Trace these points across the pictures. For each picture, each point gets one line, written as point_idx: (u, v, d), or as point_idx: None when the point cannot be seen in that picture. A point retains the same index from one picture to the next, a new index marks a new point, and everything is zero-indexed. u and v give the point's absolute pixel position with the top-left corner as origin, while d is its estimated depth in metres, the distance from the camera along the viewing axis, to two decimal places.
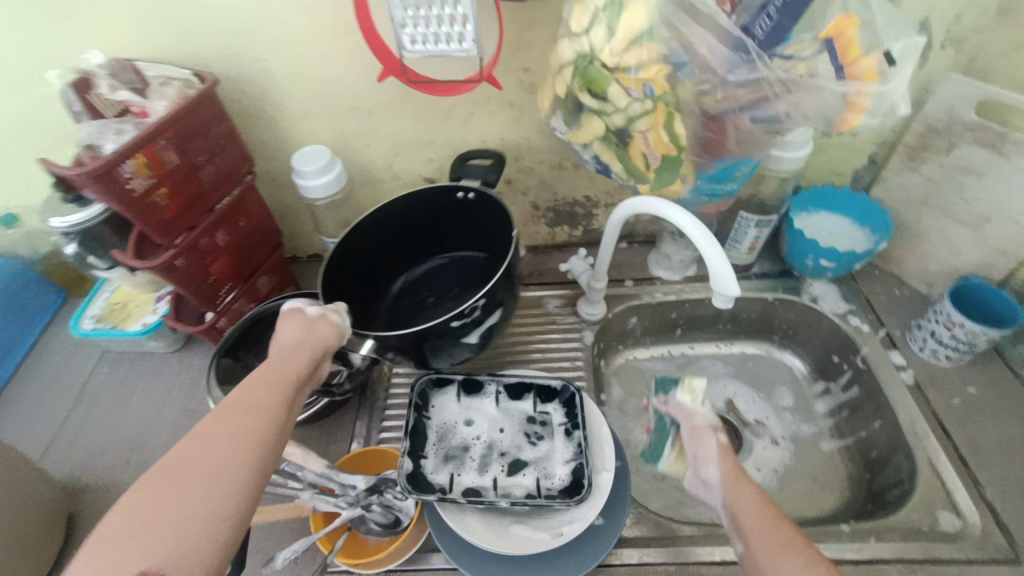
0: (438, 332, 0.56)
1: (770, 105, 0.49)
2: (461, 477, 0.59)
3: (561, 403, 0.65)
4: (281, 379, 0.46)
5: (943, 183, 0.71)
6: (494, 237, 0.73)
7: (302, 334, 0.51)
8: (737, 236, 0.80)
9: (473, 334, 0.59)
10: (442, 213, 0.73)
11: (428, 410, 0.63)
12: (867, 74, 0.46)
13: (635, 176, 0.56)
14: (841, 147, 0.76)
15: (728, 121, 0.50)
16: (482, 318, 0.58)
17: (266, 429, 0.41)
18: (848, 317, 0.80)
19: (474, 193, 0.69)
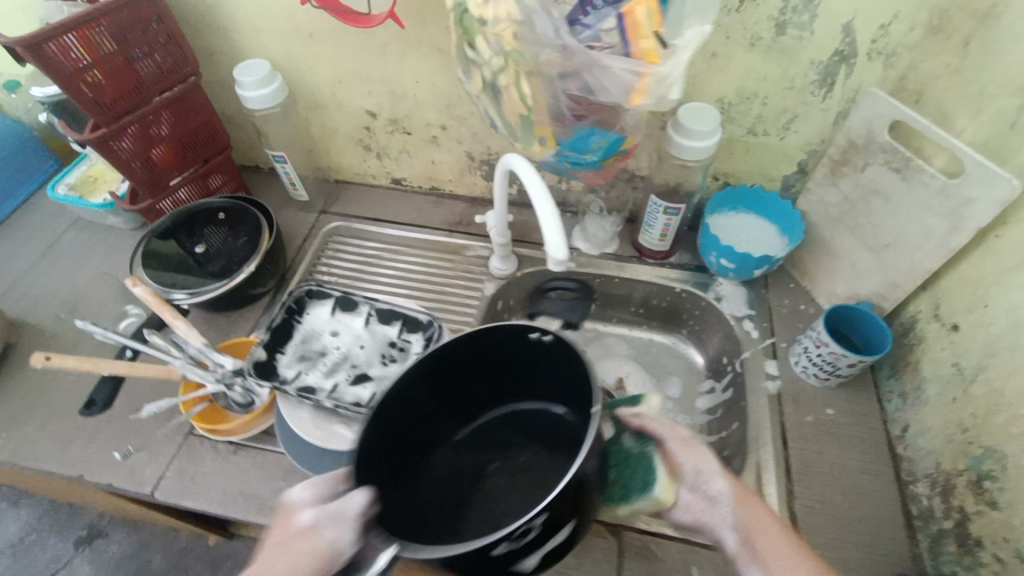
0: (473, 559, 0.39)
1: (580, 75, 0.49)
2: (307, 375, 0.67)
3: (423, 335, 0.71)
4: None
5: (854, 203, 0.68)
6: (575, 390, 0.54)
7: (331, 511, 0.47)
8: (649, 221, 0.80)
9: (532, 556, 0.42)
10: (494, 352, 0.55)
11: (301, 314, 0.71)
12: (649, 55, 0.47)
13: (509, 130, 0.59)
14: (771, 150, 0.74)
15: (552, 87, 0.50)
16: (535, 539, 0.40)
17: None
18: (743, 321, 0.80)
19: (552, 337, 0.50)
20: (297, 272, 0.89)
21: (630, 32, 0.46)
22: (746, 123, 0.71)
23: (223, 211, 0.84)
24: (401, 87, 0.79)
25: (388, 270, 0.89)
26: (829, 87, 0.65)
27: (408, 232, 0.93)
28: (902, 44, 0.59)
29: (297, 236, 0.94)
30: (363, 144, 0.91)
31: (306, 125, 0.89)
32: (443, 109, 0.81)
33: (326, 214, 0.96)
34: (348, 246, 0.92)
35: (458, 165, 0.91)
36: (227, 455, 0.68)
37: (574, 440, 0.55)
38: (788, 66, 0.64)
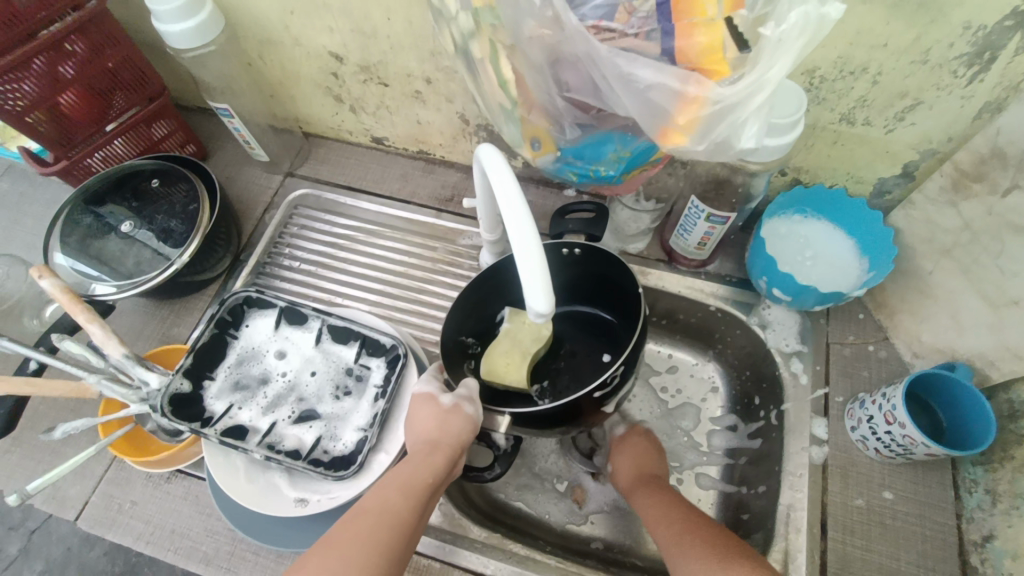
0: (578, 404, 0.50)
1: (584, 67, 0.31)
2: (240, 411, 0.56)
3: (386, 363, 0.57)
4: (412, 484, 0.47)
5: (980, 237, 0.49)
6: (613, 293, 0.60)
7: (435, 431, 0.50)
8: (685, 225, 0.61)
9: (611, 404, 0.53)
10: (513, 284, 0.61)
11: (237, 328, 0.59)
12: (710, 58, 0.29)
13: (487, 106, 0.40)
14: (867, 146, 0.53)
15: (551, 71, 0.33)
16: (620, 386, 0.51)
17: (401, 517, 0.45)
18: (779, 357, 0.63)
19: (580, 249, 0.57)
20: (255, 252, 0.74)
21: (675, 21, 0.28)
22: (841, 106, 0.49)
23: (154, 178, 0.69)
24: (370, 27, 0.59)
25: (362, 257, 0.74)
26: (982, 67, 0.43)
27: (387, 208, 0.77)
28: None
29: (258, 204, 0.78)
30: (332, 94, 0.72)
31: (261, 67, 0.71)
32: (425, 58, 0.61)
33: (294, 177, 0.80)
34: (317, 222, 0.77)
35: (450, 128, 0.71)
36: (159, 482, 0.59)
37: (618, 332, 0.62)
38: (926, 31, 0.42)
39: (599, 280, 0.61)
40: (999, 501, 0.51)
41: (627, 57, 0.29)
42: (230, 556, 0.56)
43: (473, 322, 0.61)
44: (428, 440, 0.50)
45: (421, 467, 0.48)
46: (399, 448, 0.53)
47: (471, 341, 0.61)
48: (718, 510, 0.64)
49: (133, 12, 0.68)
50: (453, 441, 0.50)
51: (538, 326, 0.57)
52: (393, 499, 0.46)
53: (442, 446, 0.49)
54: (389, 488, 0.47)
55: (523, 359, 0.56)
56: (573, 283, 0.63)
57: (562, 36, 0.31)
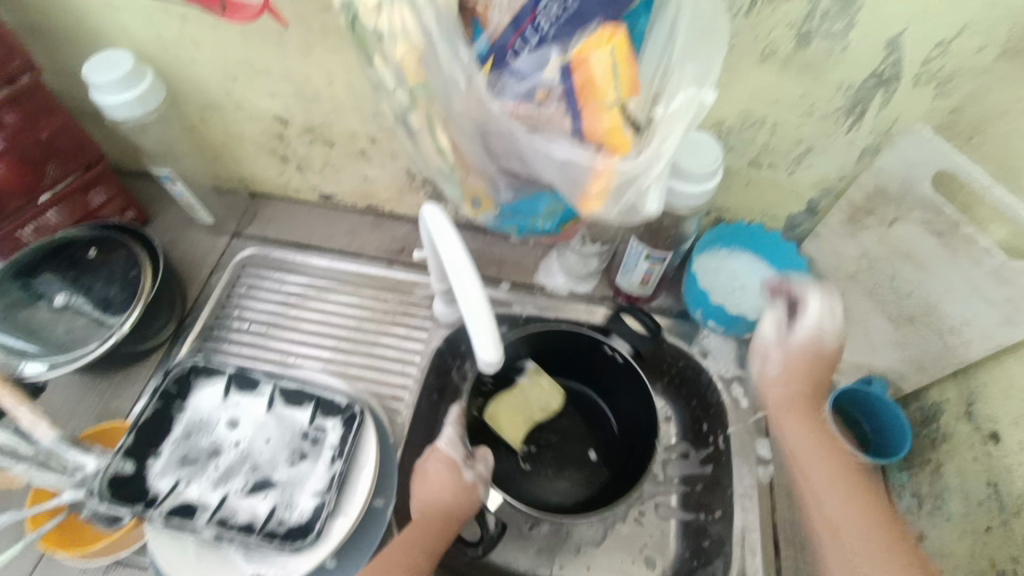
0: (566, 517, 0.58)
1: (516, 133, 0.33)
2: (187, 487, 0.53)
3: (341, 422, 0.56)
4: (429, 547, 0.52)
5: (878, 263, 0.55)
6: (615, 381, 0.70)
7: (450, 499, 0.55)
8: (627, 265, 0.66)
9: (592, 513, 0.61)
10: (536, 338, 0.69)
11: (183, 399, 0.57)
12: (615, 136, 0.31)
13: (428, 165, 0.42)
14: (775, 186, 0.59)
15: (487, 137, 0.35)
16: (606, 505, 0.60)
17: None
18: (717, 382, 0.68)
19: (620, 355, 0.66)
20: (200, 316, 0.73)
21: (584, 103, 0.30)
22: (748, 153, 0.55)
23: (92, 246, 0.67)
24: (314, 91, 0.62)
25: (314, 315, 0.74)
26: (858, 117, 0.49)
27: (337, 263, 0.78)
28: (962, 69, 0.44)
29: (203, 266, 0.77)
30: (278, 154, 0.73)
31: (204, 131, 0.71)
32: (369, 119, 0.64)
33: (240, 237, 0.79)
34: (266, 281, 0.76)
35: (396, 184, 0.74)
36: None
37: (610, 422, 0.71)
38: (807, 89, 0.48)
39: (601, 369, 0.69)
40: (926, 502, 0.55)
41: (542, 138, 0.32)
42: None
43: (496, 367, 0.68)
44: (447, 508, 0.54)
45: (433, 531, 0.53)
46: (358, 511, 0.52)
47: (488, 381, 0.68)
48: (680, 538, 0.66)
49: (68, 82, 0.68)
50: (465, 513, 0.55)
51: (549, 398, 0.70)
52: (412, 560, 0.51)
53: (452, 515, 0.54)
54: (409, 550, 0.51)
55: (526, 422, 0.68)
56: (581, 365, 0.71)
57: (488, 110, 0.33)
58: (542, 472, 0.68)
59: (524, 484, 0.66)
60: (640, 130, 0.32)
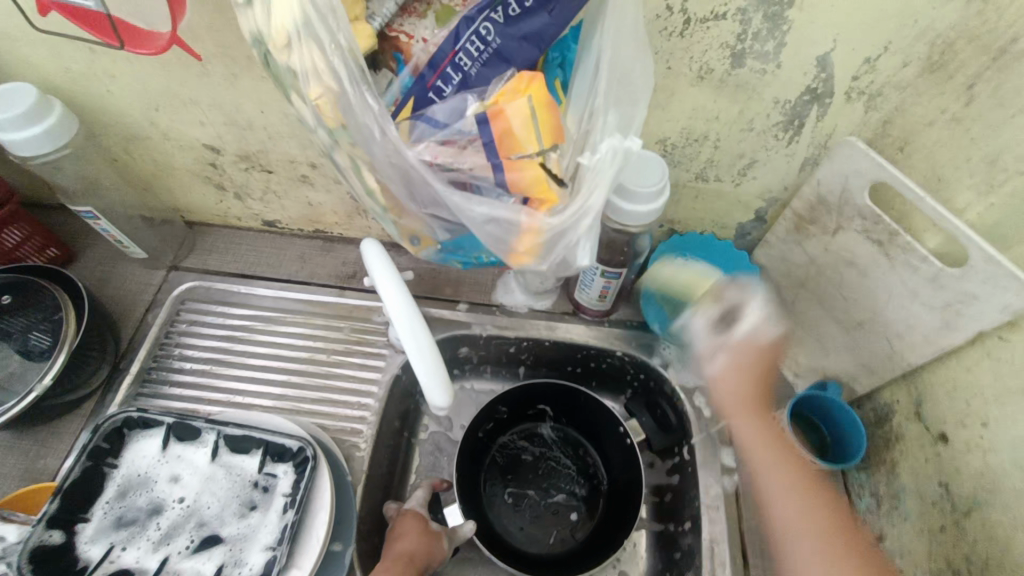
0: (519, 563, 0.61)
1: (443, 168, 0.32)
2: (123, 552, 0.48)
3: (293, 466, 0.53)
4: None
5: (824, 270, 0.56)
6: (605, 439, 0.71)
7: (417, 543, 0.57)
8: (584, 282, 0.65)
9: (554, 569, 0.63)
10: (557, 388, 0.72)
11: (116, 456, 0.52)
12: (539, 188, 0.33)
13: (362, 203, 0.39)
14: (723, 198, 0.59)
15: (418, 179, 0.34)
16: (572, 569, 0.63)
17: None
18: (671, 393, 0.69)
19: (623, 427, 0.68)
20: (137, 357, 0.68)
21: (503, 157, 0.33)
22: (694, 168, 0.55)
23: (5, 293, 0.61)
24: (244, 118, 0.58)
25: (262, 348, 0.70)
26: (796, 131, 0.50)
27: (286, 292, 0.74)
28: (890, 83, 0.44)
29: (137, 304, 0.72)
30: (213, 183, 0.69)
31: (129, 162, 0.66)
32: (306, 145, 0.61)
33: (178, 270, 0.75)
34: (208, 316, 0.72)
35: (343, 208, 0.71)
36: None
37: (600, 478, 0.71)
38: (745, 106, 0.48)
39: (599, 415, 0.71)
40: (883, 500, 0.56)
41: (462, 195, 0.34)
42: None
43: (514, 402, 0.72)
44: (420, 549, 0.57)
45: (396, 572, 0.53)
46: (314, 560, 0.49)
47: (502, 409, 0.72)
48: (651, 551, 0.66)
49: None
50: (429, 561, 0.57)
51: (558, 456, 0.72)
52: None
53: (415, 562, 0.55)
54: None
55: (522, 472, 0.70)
56: (581, 418, 0.73)
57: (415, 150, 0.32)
58: (520, 513, 0.70)
59: (502, 520, 0.69)
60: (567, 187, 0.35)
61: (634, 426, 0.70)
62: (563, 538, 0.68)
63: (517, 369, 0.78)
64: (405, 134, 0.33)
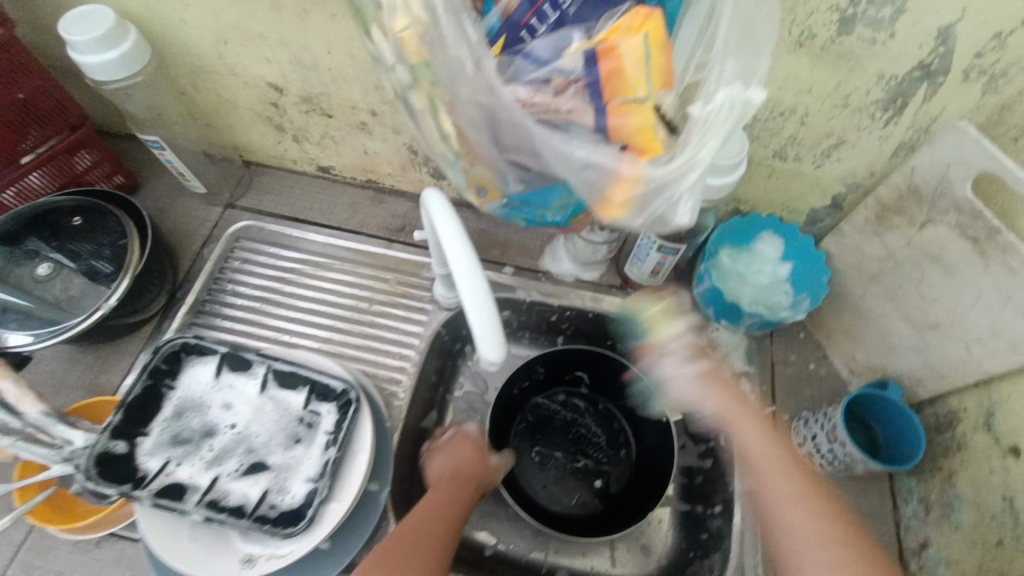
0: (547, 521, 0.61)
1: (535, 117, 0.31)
2: (178, 468, 0.50)
3: (336, 407, 0.55)
4: (461, 499, 0.56)
5: (903, 266, 0.52)
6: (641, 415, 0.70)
7: (473, 462, 0.60)
8: (638, 254, 0.63)
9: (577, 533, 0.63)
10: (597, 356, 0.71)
11: (173, 378, 0.54)
12: (644, 136, 0.30)
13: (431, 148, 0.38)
14: (800, 180, 0.56)
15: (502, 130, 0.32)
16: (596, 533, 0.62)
17: (451, 526, 0.53)
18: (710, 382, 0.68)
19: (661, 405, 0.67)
20: (192, 289, 0.70)
21: (606, 101, 0.30)
22: (774, 144, 0.52)
23: (76, 215, 0.64)
24: (310, 59, 0.57)
25: (310, 291, 0.71)
26: (897, 111, 0.45)
27: (337, 239, 0.75)
28: (1019, 63, 0.40)
29: (195, 238, 0.74)
30: (273, 124, 0.69)
31: (195, 96, 0.67)
32: (369, 90, 0.60)
33: (235, 208, 0.76)
34: (262, 255, 0.74)
35: (398, 159, 0.70)
36: (86, 548, 0.55)
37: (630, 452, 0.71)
38: (844, 79, 0.44)
39: (638, 388, 0.70)
40: (931, 509, 0.54)
41: (560, 135, 0.31)
42: None
43: (553, 365, 0.72)
44: (476, 468, 0.60)
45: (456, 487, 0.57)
46: (353, 496, 0.51)
47: (539, 369, 0.72)
48: (676, 531, 0.66)
49: (45, 38, 0.63)
50: (484, 480, 0.60)
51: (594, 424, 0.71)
52: (451, 512, 0.54)
53: (472, 479, 0.59)
54: (450, 504, 0.55)
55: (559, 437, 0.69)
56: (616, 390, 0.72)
57: (499, 101, 0.31)
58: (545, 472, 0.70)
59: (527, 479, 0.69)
60: (675, 134, 0.32)
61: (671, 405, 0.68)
62: (585, 502, 0.68)
63: (556, 338, 0.78)
64: (500, 71, 0.31)
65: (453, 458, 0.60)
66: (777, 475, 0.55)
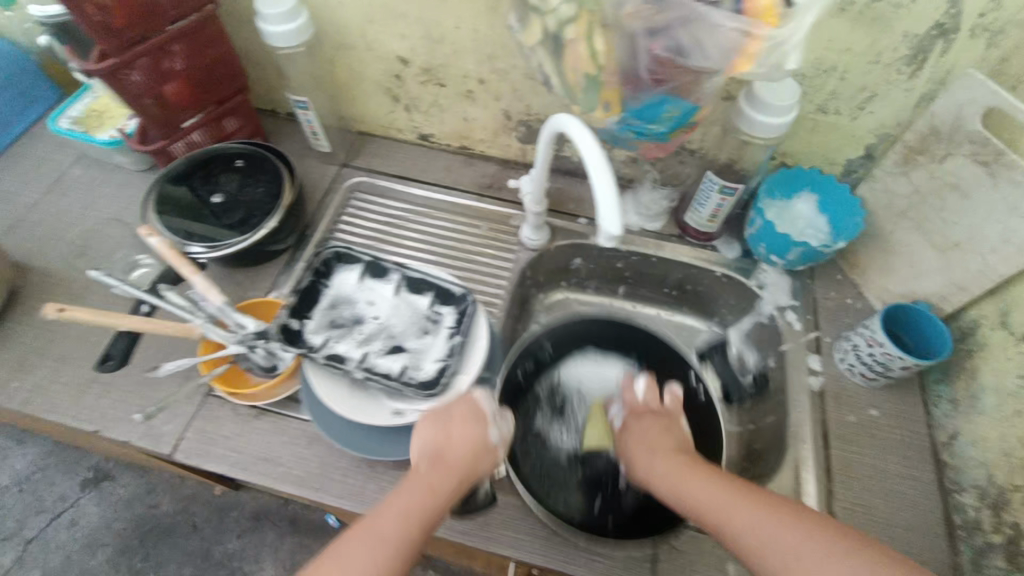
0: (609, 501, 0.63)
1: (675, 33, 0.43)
2: (337, 343, 0.64)
3: (456, 308, 0.67)
4: (434, 497, 0.51)
5: (927, 197, 0.64)
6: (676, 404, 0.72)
7: (458, 441, 0.55)
8: (701, 199, 0.75)
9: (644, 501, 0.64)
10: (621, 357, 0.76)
11: (329, 278, 0.67)
12: (767, 11, 0.41)
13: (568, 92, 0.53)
14: (839, 132, 0.68)
15: (641, 46, 0.44)
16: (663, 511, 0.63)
17: (416, 534, 0.49)
18: (750, 350, 0.81)
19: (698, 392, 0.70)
20: (319, 228, 0.84)
21: None
22: (818, 99, 0.64)
23: (240, 159, 0.79)
24: (440, 33, 0.72)
25: (415, 233, 0.84)
26: (919, 65, 0.58)
27: (435, 193, 0.88)
28: (1012, 21, 0.52)
29: (318, 189, 0.88)
30: (391, 94, 0.84)
31: (332, 69, 0.82)
32: (482, 60, 0.74)
33: (348, 168, 0.90)
34: (373, 205, 0.87)
35: (493, 124, 0.84)
36: (247, 419, 0.67)
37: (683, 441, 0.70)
38: (877, 38, 0.57)
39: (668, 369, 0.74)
40: (960, 404, 0.64)
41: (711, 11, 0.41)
42: (319, 479, 0.63)
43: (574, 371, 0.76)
44: (468, 461, 0.54)
45: (432, 474, 0.53)
46: (476, 371, 0.63)
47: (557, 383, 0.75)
48: (733, 442, 0.76)
49: None
50: (479, 467, 0.55)
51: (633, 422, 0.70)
52: (430, 498, 0.51)
53: (456, 461, 0.54)
54: (430, 488, 0.52)
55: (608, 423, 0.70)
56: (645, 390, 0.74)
57: (659, 7, 0.42)
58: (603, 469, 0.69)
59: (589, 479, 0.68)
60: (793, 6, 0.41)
61: (710, 376, 0.79)
62: None
63: (618, 286, 0.90)
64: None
65: (444, 437, 0.55)
66: (719, 503, 0.51)
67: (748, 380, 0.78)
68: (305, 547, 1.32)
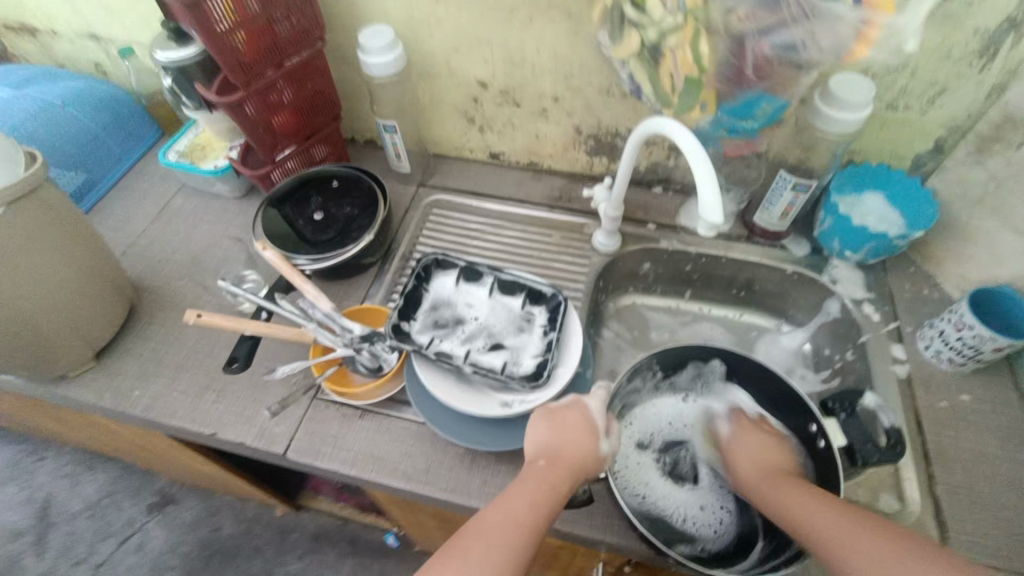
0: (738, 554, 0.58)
1: (787, 30, 0.47)
2: (442, 341, 0.68)
3: (548, 307, 0.70)
4: (554, 495, 0.51)
5: (1005, 183, 0.66)
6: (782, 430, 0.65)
7: (560, 443, 0.55)
8: (772, 197, 0.79)
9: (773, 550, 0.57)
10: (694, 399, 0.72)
11: (428, 283, 0.72)
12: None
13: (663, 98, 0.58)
14: (909, 126, 0.72)
15: (749, 46, 0.49)
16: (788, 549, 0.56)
17: (538, 524, 0.48)
18: (886, 412, 0.64)
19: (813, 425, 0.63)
20: (402, 243, 0.89)
21: None
22: (888, 96, 0.69)
23: (335, 180, 0.86)
24: (521, 57, 0.79)
25: (492, 244, 0.89)
26: (990, 57, 0.62)
27: (508, 207, 0.93)
28: None
29: (399, 207, 0.94)
30: (467, 117, 0.91)
31: (415, 97, 0.90)
32: (560, 79, 0.80)
33: (425, 187, 0.96)
34: (450, 219, 0.93)
35: (564, 140, 0.90)
36: (352, 419, 0.69)
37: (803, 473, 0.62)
38: (947, 36, 0.61)
39: (793, 407, 0.66)
40: None
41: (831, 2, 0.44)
42: (426, 472, 0.65)
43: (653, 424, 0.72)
44: (582, 464, 0.54)
45: (540, 473, 0.52)
46: (575, 363, 0.65)
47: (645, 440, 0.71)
48: None
49: None
50: (588, 471, 0.54)
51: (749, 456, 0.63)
52: (543, 497, 0.50)
53: (562, 463, 0.53)
54: (542, 488, 0.51)
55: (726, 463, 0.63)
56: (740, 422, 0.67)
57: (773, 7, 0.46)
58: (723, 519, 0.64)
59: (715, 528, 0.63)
60: None
61: (834, 429, 0.63)
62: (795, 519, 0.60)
63: (685, 289, 0.93)
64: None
65: (560, 439, 0.55)
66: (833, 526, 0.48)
67: (883, 438, 0.62)
68: (367, 567, 1.32)
